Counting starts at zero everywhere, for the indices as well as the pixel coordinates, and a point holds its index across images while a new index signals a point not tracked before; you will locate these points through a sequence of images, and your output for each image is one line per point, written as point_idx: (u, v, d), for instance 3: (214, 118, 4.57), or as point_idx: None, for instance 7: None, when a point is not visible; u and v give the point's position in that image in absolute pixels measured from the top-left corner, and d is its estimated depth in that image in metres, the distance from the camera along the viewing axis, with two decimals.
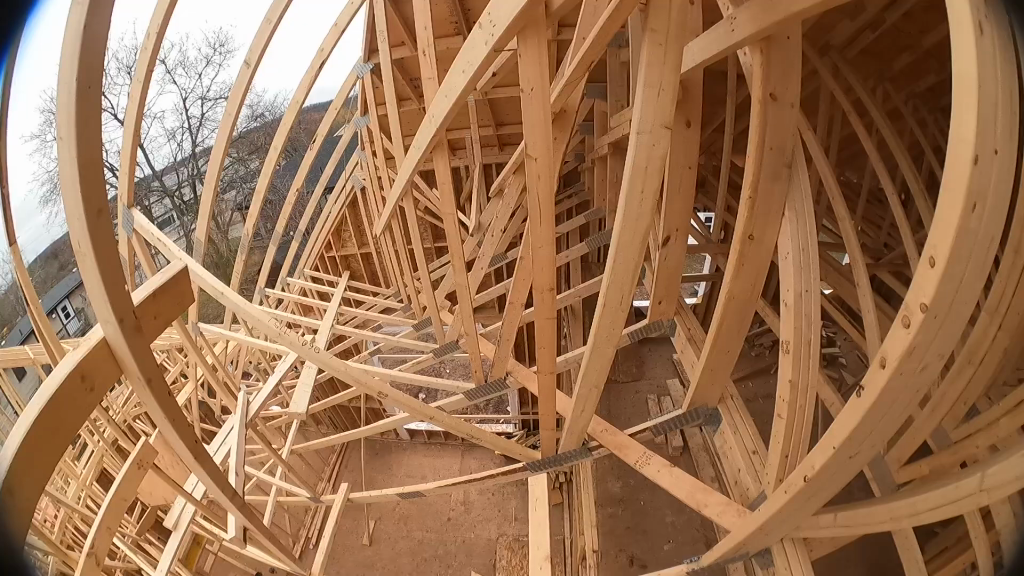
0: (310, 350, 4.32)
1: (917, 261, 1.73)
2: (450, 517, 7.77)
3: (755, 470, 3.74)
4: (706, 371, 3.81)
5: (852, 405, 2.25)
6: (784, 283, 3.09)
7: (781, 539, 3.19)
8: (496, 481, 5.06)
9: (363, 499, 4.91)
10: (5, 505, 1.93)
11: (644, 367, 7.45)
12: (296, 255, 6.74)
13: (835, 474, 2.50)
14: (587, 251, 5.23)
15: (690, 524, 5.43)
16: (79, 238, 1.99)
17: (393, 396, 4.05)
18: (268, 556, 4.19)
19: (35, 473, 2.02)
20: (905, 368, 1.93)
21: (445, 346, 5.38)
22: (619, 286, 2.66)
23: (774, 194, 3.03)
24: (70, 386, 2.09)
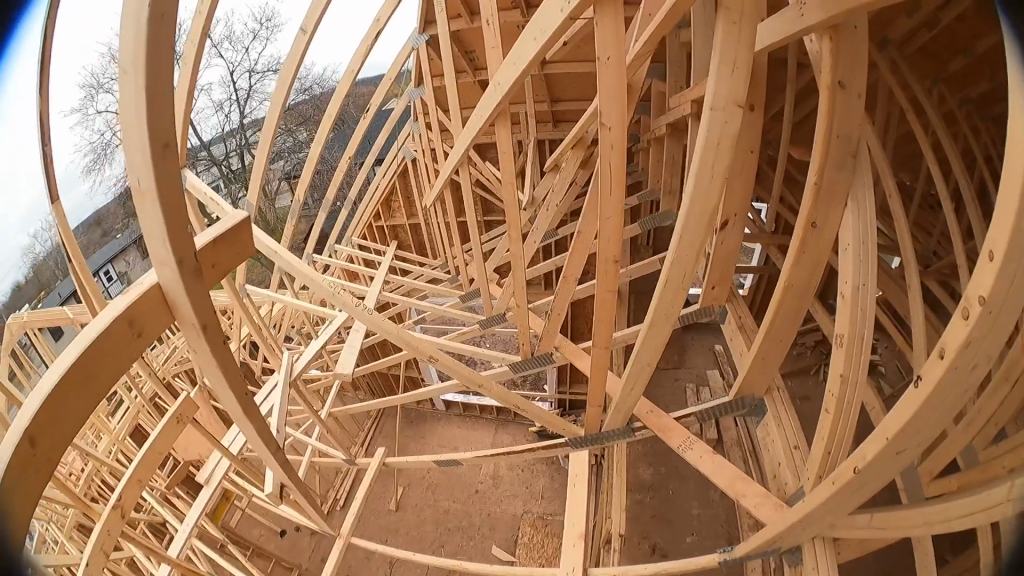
0: (361, 313, 4.38)
1: (976, 256, 1.76)
2: (478, 489, 7.80)
3: (795, 464, 3.71)
4: (751, 360, 3.76)
5: (906, 400, 2.22)
6: (842, 275, 3.05)
7: (814, 536, 3.14)
8: (535, 455, 5.16)
9: (398, 465, 4.97)
10: (37, 444, 2.01)
11: (682, 356, 7.37)
12: (345, 224, 6.63)
13: (881, 471, 2.47)
14: (639, 232, 5.10)
15: (716, 519, 5.39)
16: (143, 172, 1.99)
17: (441, 361, 4.09)
18: (297, 515, 4.25)
19: (72, 413, 2.09)
20: (960, 362, 1.92)
21: (491, 318, 5.40)
22: (683, 264, 2.71)
23: (837, 184, 2.97)
24: (116, 331, 2.12)
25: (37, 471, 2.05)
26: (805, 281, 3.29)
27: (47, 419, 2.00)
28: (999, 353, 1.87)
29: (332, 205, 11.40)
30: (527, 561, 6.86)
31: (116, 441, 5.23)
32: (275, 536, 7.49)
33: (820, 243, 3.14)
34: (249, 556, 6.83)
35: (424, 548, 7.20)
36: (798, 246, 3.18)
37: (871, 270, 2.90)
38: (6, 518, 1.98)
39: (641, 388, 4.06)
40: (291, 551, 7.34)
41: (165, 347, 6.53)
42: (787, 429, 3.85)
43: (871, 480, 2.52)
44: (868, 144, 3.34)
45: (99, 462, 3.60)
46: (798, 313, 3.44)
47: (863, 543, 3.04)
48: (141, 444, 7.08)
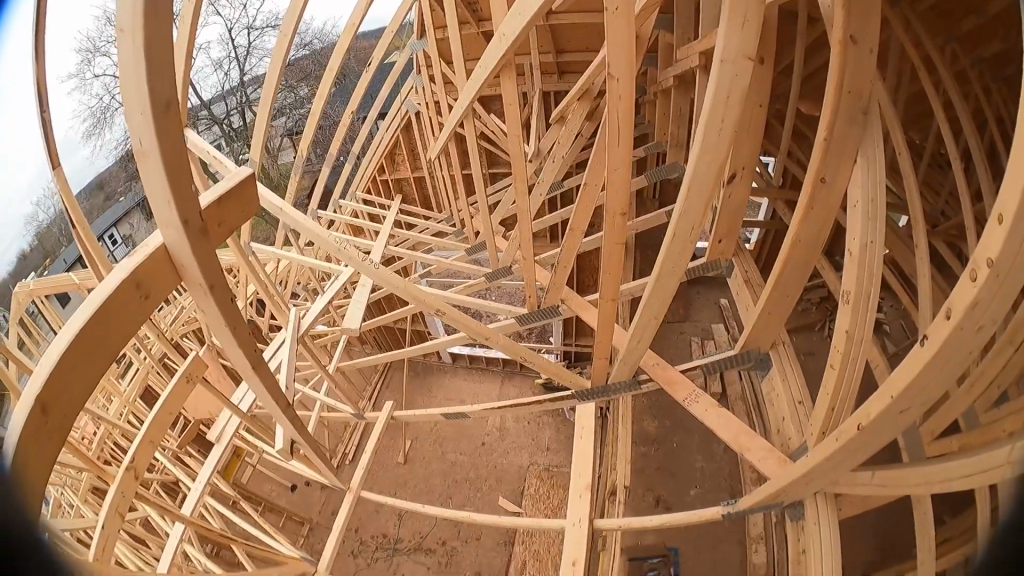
0: (368, 266, 4.37)
1: (986, 218, 1.74)
2: (484, 442, 7.90)
3: (800, 419, 3.73)
4: (757, 316, 3.75)
5: (912, 358, 2.22)
6: (851, 231, 3.01)
7: (816, 492, 3.18)
8: (541, 409, 5.22)
9: (406, 418, 5.03)
10: (49, 408, 2.03)
11: (687, 311, 7.38)
12: (348, 178, 6.61)
13: (886, 428, 2.48)
14: (646, 185, 5.03)
15: (719, 472, 5.46)
16: (144, 132, 1.96)
17: (448, 314, 4.09)
18: (307, 471, 4.32)
19: (83, 376, 2.11)
20: (967, 322, 1.92)
21: (498, 271, 5.39)
22: (691, 217, 2.70)
23: (848, 140, 2.92)
24: (122, 294, 2.13)
25: (52, 434, 2.08)
26: (814, 236, 3.26)
27: (59, 382, 2.02)
28: (1006, 315, 1.87)
29: (337, 162, 11.32)
30: (534, 512, 7.02)
31: (127, 404, 5.29)
32: (286, 491, 7.62)
33: (831, 196, 3.10)
34: (263, 511, 7.14)
35: (432, 500, 7.34)
36: (807, 202, 3.15)
37: (881, 227, 2.86)
38: (26, 481, 2.01)
39: (646, 340, 4.08)
40: (301, 506, 7.48)
41: (172, 307, 6.56)
42: (791, 383, 3.86)
43: (873, 437, 2.54)
44: (879, 98, 3.28)
45: (109, 424, 3.61)
46: (806, 266, 3.42)
47: (864, 500, 3.08)
48: (151, 404, 7.17)
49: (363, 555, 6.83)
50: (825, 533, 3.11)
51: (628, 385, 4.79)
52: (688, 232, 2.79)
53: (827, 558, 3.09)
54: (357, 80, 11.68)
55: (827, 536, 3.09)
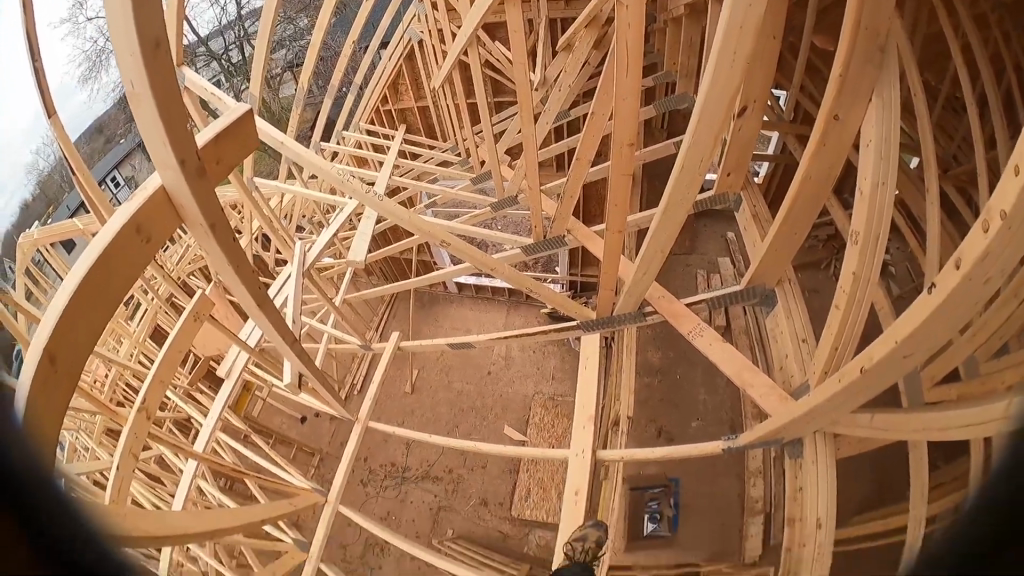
0: (372, 199, 4.33)
1: (1003, 169, 1.71)
2: (490, 370, 7.98)
3: (802, 358, 3.76)
4: (762, 256, 3.74)
5: (919, 304, 2.21)
6: (862, 171, 2.96)
7: (815, 432, 3.22)
8: (547, 338, 5.25)
9: (412, 349, 5.07)
10: (58, 354, 2.05)
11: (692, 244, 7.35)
12: (352, 108, 6.47)
13: (889, 371, 2.50)
14: (654, 116, 4.91)
15: (721, 406, 5.55)
16: (136, 74, 1.92)
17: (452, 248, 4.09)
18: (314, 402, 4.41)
19: (90, 321, 2.12)
20: (976, 274, 1.90)
21: (503, 201, 5.34)
22: (699, 150, 2.66)
23: (864, 78, 2.84)
24: (123, 239, 2.13)
25: (57, 389, 2.10)
26: (825, 171, 3.21)
27: (63, 334, 2.04)
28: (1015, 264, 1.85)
29: (339, 93, 11.23)
30: (538, 441, 7.21)
31: (137, 345, 5.35)
32: (296, 423, 7.74)
33: (844, 133, 3.04)
34: (275, 443, 7.31)
35: (438, 429, 7.49)
36: (818, 138, 3.10)
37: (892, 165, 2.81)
38: (42, 427, 2.05)
39: (649, 277, 4.08)
40: (312, 438, 7.61)
41: (178, 247, 6.56)
42: (796, 323, 3.88)
43: (876, 382, 2.56)
44: (897, 35, 3.17)
45: (121, 365, 3.67)
46: (816, 204, 3.39)
47: (862, 441, 3.13)
48: (161, 343, 7.27)
49: (372, 484, 6.94)
50: (822, 472, 3.16)
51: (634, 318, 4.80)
52: (695, 165, 2.77)
53: (823, 497, 3.14)
54: (358, 7, 11.39)
55: (823, 475, 3.15)
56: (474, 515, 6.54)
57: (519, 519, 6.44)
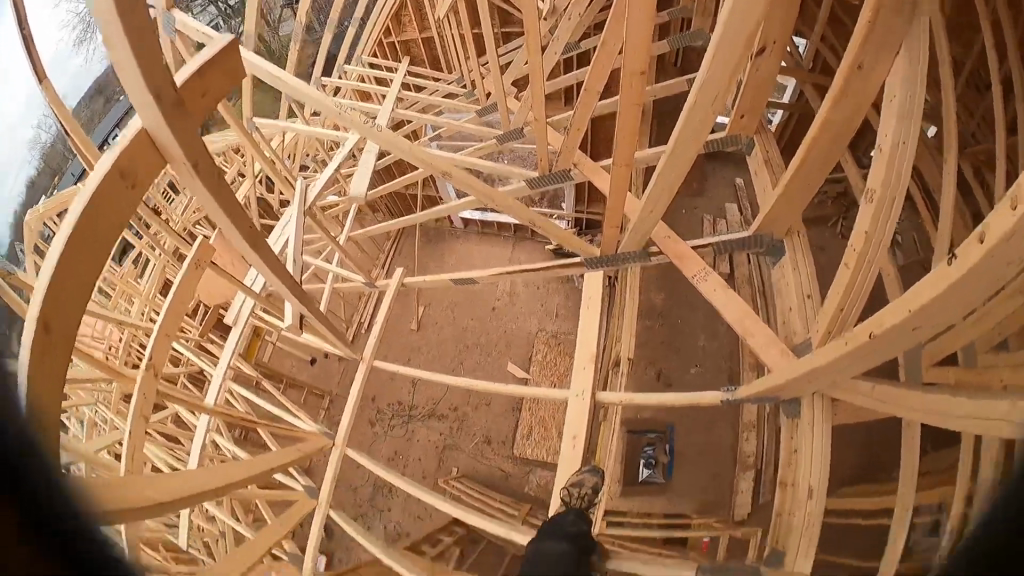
0: (375, 131, 4.23)
1: None
2: (495, 307, 7.89)
3: (807, 314, 3.69)
4: (771, 204, 3.70)
5: (935, 276, 2.13)
6: (884, 128, 2.84)
7: (816, 392, 3.20)
8: (551, 273, 5.25)
9: (416, 285, 5.10)
10: (53, 316, 1.94)
11: (703, 186, 7.25)
12: (353, 43, 6.23)
13: (896, 340, 2.43)
14: (667, 51, 4.73)
15: (721, 352, 5.68)
16: (105, 16, 1.75)
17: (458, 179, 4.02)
18: (318, 342, 4.48)
19: (80, 276, 2.01)
20: (998, 251, 1.82)
21: (509, 133, 5.22)
22: (715, 82, 2.60)
23: (893, 30, 2.71)
24: (108, 187, 1.99)
25: (55, 349, 1.98)
26: (844, 120, 3.11)
27: (56, 293, 1.93)
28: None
29: (344, 28, 10.87)
30: (539, 378, 7.35)
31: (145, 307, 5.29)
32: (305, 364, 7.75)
33: (866, 84, 2.93)
34: (284, 386, 7.41)
35: (443, 365, 7.62)
36: (840, 87, 2.98)
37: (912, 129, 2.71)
38: (47, 395, 1.94)
39: (654, 214, 4.02)
40: (322, 378, 7.69)
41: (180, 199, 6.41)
42: (800, 274, 3.81)
43: (879, 351, 2.55)
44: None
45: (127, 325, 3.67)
46: (833, 153, 3.29)
47: (861, 405, 3.13)
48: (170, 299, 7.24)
49: (380, 422, 7.02)
50: (818, 436, 3.21)
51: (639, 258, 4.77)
52: (707, 102, 2.72)
53: (817, 457, 3.21)
54: None
55: (818, 439, 3.21)
56: (478, 453, 6.67)
57: (521, 457, 6.55)
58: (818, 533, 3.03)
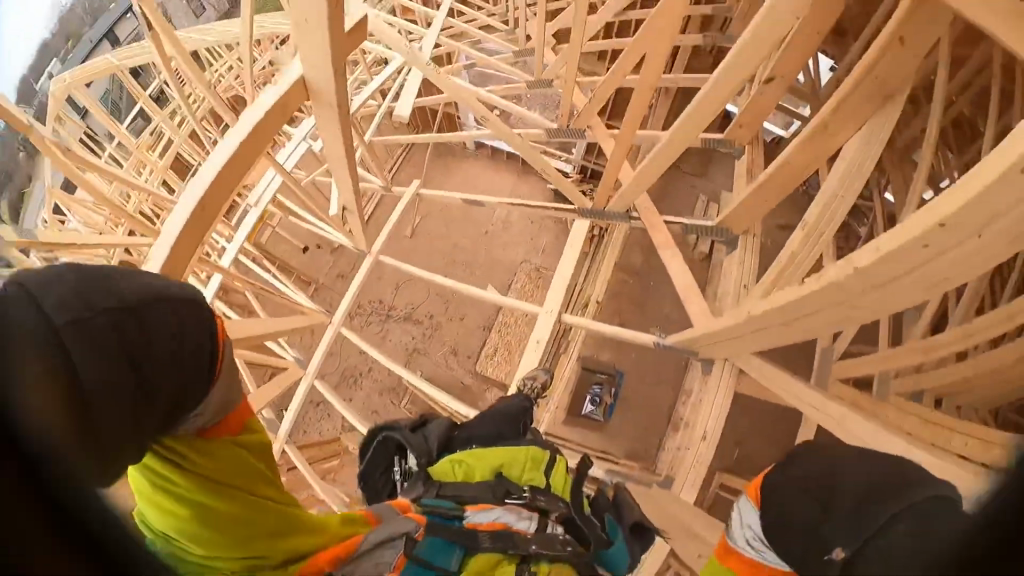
0: (412, 58, 4.04)
1: (959, 177, 1.64)
2: (487, 230, 6.89)
3: (738, 296, 3.84)
4: (742, 202, 3.58)
5: (819, 288, 2.24)
6: (833, 179, 3.08)
7: (723, 362, 3.39)
8: (547, 213, 5.07)
9: (429, 197, 5.37)
10: (206, 201, 2.16)
11: (708, 167, 6.24)
12: None
13: (802, 325, 2.55)
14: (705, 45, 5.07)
15: (680, 322, 5.77)
16: None
17: (490, 118, 3.90)
18: (335, 233, 4.78)
19: (237, 171, 2.24)
20: (885, 264, 1.94)
21: (538, 83, 4.97)
22: (722, 91, 2.79)
23: (857, 113, 2.83)
24: (273, 118, 2.25)
25: (201, 223, 2.19)
26: (809, 159, 3.12)
27: (224, 181, 2.19)
28: (897, 277, 1.95)
29: None
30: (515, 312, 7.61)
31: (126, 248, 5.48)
32: (298, 254, 7.24)
33: (833, 140, 3.00)
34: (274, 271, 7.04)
35: None
36: (818, 131, 2.96)
37: (879, 144, 2.86)
38: (181, 264, 2.18)
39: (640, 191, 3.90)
40: (310, 273, 7.18)
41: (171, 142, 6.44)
42: (748, 268, 3.87)
43: (781, 339, 2.75)
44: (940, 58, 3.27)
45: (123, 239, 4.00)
46: (798, 177, 3.24)
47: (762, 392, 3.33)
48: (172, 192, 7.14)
49: (358, 318, 6.82)
50: (719, 400, 3.43)
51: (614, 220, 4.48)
52: (699, 120, 2.97)
53: (719, 408, 3.44)
54: None
55: (720, 397, 3.44)
56: (443, 364, 6.54)
57: (482, 375, 6.42)
58: (704, 469, 3.40)
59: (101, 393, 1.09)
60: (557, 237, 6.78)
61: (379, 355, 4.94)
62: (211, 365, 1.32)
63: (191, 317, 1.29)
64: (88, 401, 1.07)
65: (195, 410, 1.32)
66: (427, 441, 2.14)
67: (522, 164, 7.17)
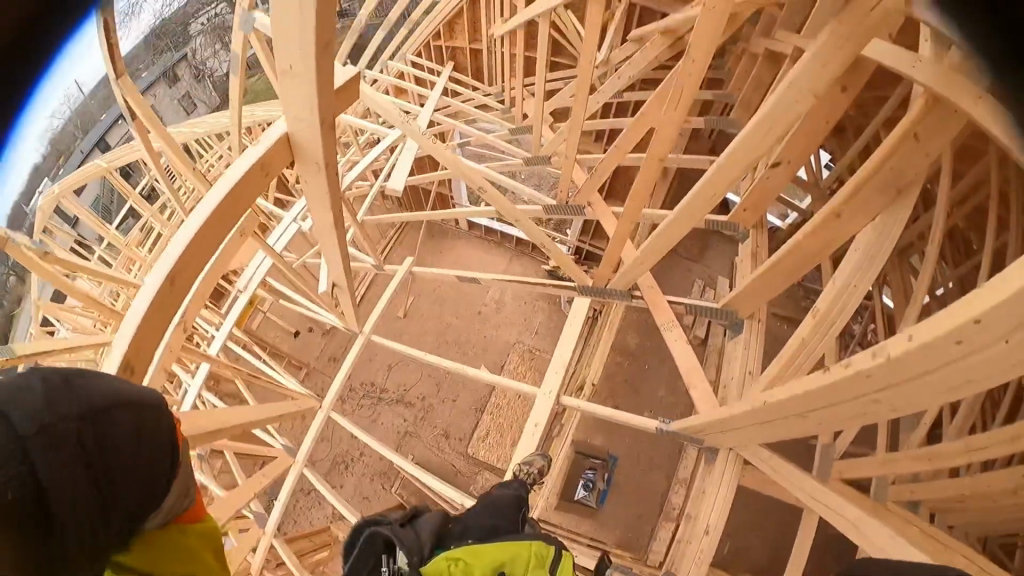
0: (416, 135, 4.03)
1: (994, 275, 1.58)
2: (481, 311, 6.83)
3: (744, 382, 3.74)
4: (746, 286, 3.55)
5: (838, 379, 2.17)
6: (842, 266, 3.03)
7: (730, 449, 3.28)
8: (544, 291, 4.99)
9: (424, 276, 5.30)
10: (175, 266, 2.02)
11: (705, 251, 6.25)
12: (402, 45, 6.16)
13: (818, 417, 2.45)
14: (703, 128, 5.11)
15: (678, 406, 5.65)
16: (305, 68, 1.89)
17: (490, 194, 3.85)
18: (328, 315, 4.67)
19: (211, 235, 2.11)
20: (912, 361, 1.87)
21: (536, 160, 4.97)
22: (731, 169, 2.77)
23: (867, 203, 2.82)
24: (251, 178, 2.14)
25: (171, 292, 2.05)
26: (817, 246, 3.08)
27: (198, 246, 2.07)
28: (924, 372, 1.87)
29: None
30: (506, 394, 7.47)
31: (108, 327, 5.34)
32: (289, 337, 7.11)
33: (841, 228, 2.97)
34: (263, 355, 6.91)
35: None
36: (826, 218, 2.94)
37: (889, 237, 2.85)
38: (147, 333, 2.03)
39: (643, 271, 3.85)
40: (300, 352, 7.05)
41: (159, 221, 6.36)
42: (752, 353, 3.80)
43: (793, 430, 2.64)
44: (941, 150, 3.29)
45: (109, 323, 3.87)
46: (804, 262, 3.20)
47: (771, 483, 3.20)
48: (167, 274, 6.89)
49: (349, 400, 6.67)
50: (723, 491, 3.28)
51: (616, 298, 4.40)
52: (705, 200, 2.94)
53: (724, 499, 3.29)
54: None
55: (724, 488, 3.29)
56: (434, 448, 6.35)
57: (474, 459, 6.25)
58: (707, 564, 3.22)
59: (75, 506, 1.15)
60: (550, 318, 6.72)
61: (369, 438, 4.77)
62: (172, 468, 1.39)
63: (156, 434, 1.36)
64: (57, 514, 1.13)
65: (154, 513, 1.36)
66: (418, 535, 1.91)
67: (516, 245, 7.17)
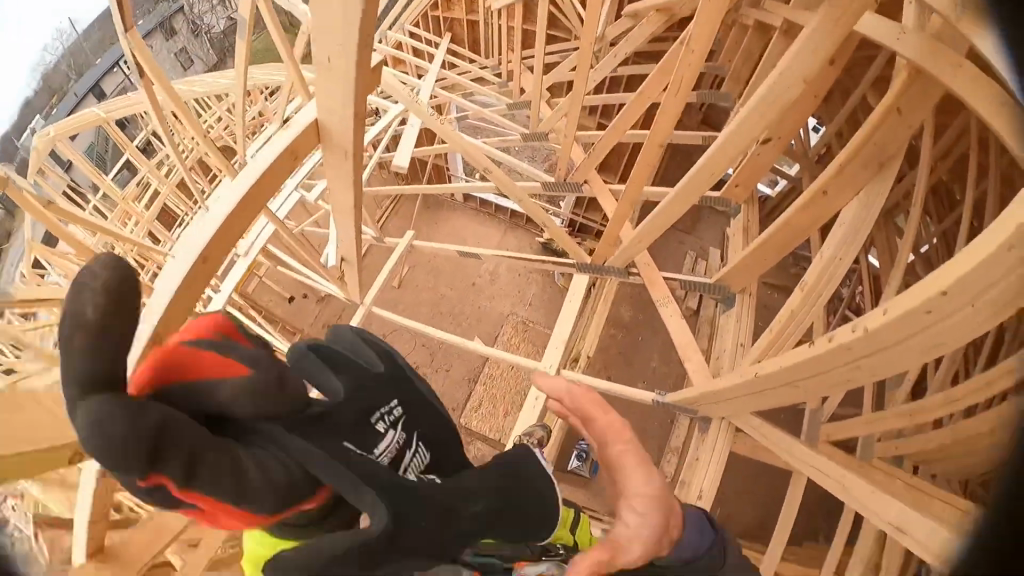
0: (420, 111, 4.05)
1: (965, 244, 1.67)
2: (475, 282, 6.89)
3: (736, 353, 3.82)
4: (738, 261, 3.61)
5: (823, 349, 2.25)
6: (831, 241, 3.10)
7: (721, 418, 3.37)
8: (540, 265, 5.04)
9: (422, 248, 5.34)
10: (212, 241, 2.12)
11: (698, 225, 6.32)
12: (399, 14, 6.15)
13: (806, 387, 2.53)
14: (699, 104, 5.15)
15: (670, 376, 5.74)
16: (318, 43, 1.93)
17: (489, 168, 3.89)
18: (326, 286, 4.70)
19: (243, 214, 2.21)
20: (889, 330, 1.96)
21: (534, 135, 5.00)
22: (730, 149, 2.82)
23: (854, 178, 2.89)
24: (283, 163, 2.25)
25: (204, 267, 2.14)
26: (807, 222, 3.15)
27: (231, 225, 2.17)
28: (902, 340, 1.95)
29: None
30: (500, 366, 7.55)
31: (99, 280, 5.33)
32: (284, 304, 7.15)
33: (829, 204, 3.04)
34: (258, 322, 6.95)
35: None
36: (814, 194, 3.01)
37: (874, 210, 2.92)
38: (178, 307, 2.11)
39: (639, 245, 3.92)
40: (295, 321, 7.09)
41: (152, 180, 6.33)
42: (743, 327, 3.89)
43: (781, 399, 2.73)
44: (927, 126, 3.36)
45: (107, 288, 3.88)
46: (794, 237, 3.28)
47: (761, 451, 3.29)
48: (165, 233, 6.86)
49: None
50: (715, 460, 3.38)
51: (612, 275, 4.47)
52: (704, 179, 2.99)
53: (715, 467, 3.39)
54: None
55: (716, 456, 3.39)
56: None
57: (467, 428, 6.33)
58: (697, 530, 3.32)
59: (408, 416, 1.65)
60: (543, 290, 6.78)
61: None
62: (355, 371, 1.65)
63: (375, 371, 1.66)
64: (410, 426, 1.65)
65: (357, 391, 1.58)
66: None
67: (511, 218, 7.22)
